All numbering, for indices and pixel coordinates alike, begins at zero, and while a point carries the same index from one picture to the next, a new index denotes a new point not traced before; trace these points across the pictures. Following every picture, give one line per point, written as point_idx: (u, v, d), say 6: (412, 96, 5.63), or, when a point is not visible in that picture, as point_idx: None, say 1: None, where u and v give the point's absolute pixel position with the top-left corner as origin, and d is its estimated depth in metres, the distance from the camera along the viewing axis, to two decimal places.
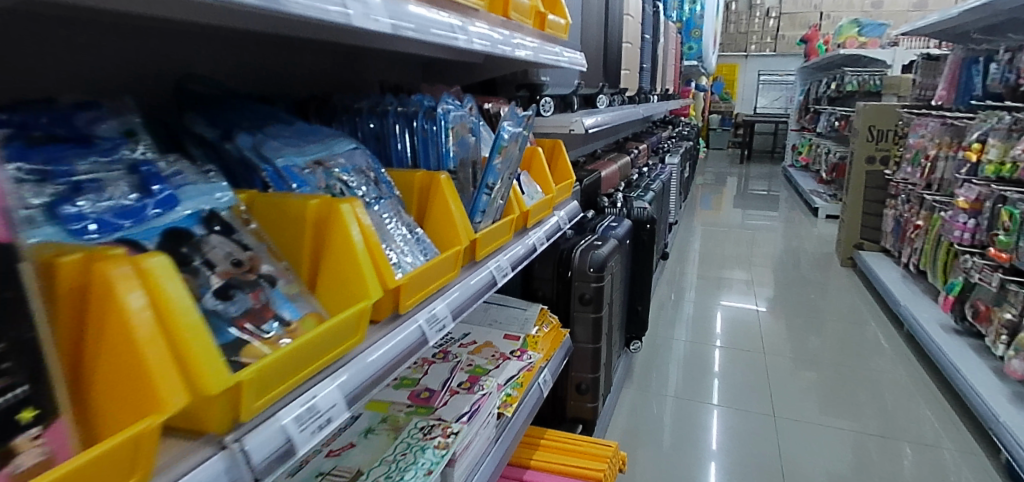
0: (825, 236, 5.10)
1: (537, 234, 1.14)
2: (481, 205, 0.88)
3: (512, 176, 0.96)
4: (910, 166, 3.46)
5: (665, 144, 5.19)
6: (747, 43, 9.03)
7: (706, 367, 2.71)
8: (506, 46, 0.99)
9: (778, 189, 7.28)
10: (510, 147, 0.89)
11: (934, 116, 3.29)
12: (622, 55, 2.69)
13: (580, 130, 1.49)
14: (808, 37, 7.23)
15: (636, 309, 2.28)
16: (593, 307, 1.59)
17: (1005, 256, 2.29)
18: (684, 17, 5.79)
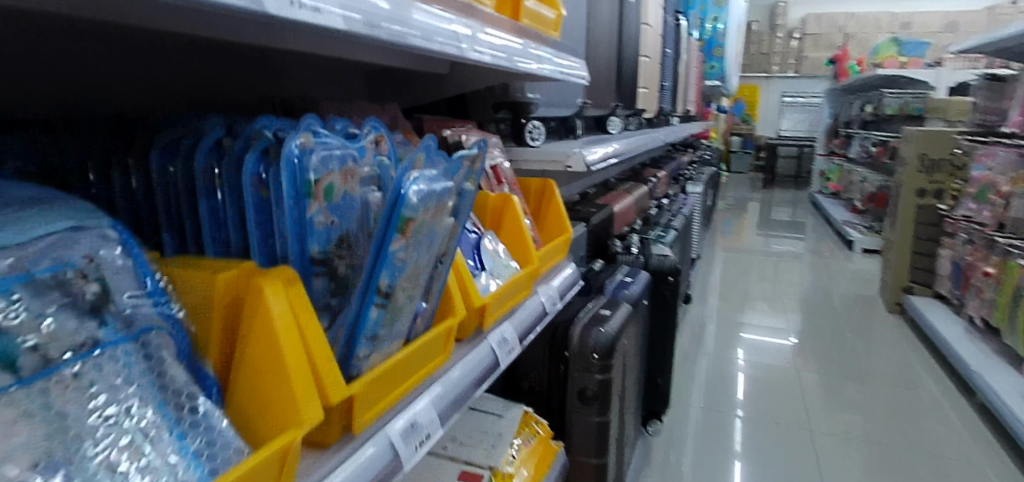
0: (863, 270, 4.60)
1: (495, 337, 0.73)
2: (369, 324, 0.47)
3: (441, 260, 0.56)
4: (973, 203, 2.98)
5: (684, 169, 4.77)
6: (770, 64, 8.59)
7: (731, 426, 2.26)
8: (456, 47, 0.60)
9: (804, 214, 6.80)
10: (428, 216, 0.48)
11: (1004, 146, 2.81)
12: (639, 71, 2.29)
13: (579, 167, 1.08)
14: (837, 58, 6.73)
15: (654, 380, 1.87)
16: (598, 408, 1.19)
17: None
18: (706, 35, 5.40)
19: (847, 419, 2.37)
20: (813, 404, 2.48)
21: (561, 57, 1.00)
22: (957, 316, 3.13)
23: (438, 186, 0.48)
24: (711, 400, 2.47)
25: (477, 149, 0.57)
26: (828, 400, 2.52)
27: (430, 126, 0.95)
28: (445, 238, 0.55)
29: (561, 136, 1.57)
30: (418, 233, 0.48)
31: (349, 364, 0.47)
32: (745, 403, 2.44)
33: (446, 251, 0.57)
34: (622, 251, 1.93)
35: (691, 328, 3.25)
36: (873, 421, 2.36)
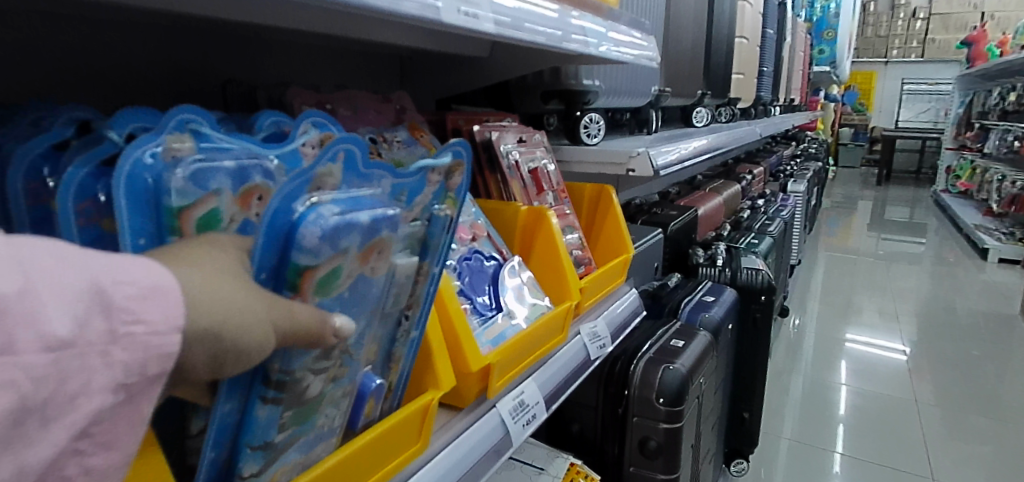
0: (999, 283, 3.91)
1: (506, 404, 0.55)
2: (257, 429, 0.33)
3: (403, 316, 0.43)
4: None
5: (786, 165, 4.31)
6: (888, 48, 7.68)
7: (828, 453, 1.93)
8: (496, 20, 0.48)
9: (927, 214, 6.02)
10: (353, 261, 0.34)
11: None
12: (733, 54, 2.01)
13: (645, 172, 0.88)
14: (973, 39, 5.84)
15: (739, 414, 1.62)
16: (663, 464, 0.98)
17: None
18: (815, 17, 4.86)
19: (973, 450, 1.98)
20: (931, 430, 2.10)
21: (622, 34, 0.79)
22: None
23: (364, 216, 0.33)
24: (807, 419, 2.14)
25: (448, 155, 0.44)
26: (948, 426, 2.13)
27: (456, 119, 0.78)
28: (403, 284, 0.41)
29: (633, 131, 1.36)
30: (324, 289, 0.33)
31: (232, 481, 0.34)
32: (846, 426, 2.10)
33: (411, 302, 0.43)
34: (704, 263, 1.70)
35: (787, 340, 2.84)
36: (1008, 457, 1.95)
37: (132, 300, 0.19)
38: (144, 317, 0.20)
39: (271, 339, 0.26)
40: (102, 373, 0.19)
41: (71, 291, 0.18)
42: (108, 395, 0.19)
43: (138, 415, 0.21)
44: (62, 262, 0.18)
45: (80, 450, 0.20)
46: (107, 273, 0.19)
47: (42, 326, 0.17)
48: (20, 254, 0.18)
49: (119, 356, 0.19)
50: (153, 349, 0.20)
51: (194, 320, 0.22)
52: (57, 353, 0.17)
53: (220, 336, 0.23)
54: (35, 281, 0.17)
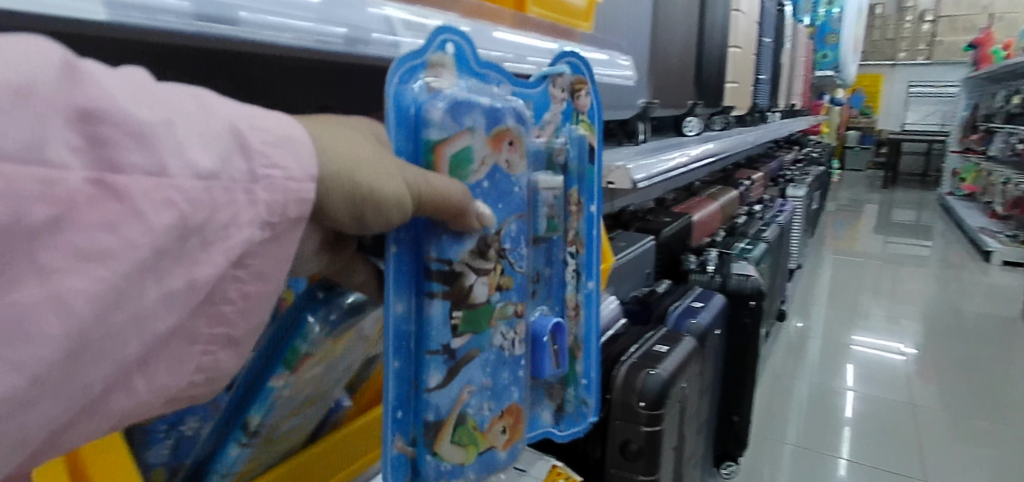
0: (1005, 286, 3.90)
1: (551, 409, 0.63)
2: (433, 328, 0.43)
3: (573, 254, 0.61)
4: None
5: (787, 169, 4.34)
6: (896, 51, 7.69)
7: (833, 464, 1.92)
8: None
9: (934, 217, 5.99)
10: (484, 146, 0.44)
11: None
12: (727, 61, 2.04)
13: (624, 184, 0.92)
14: (980, 41, 5.83)
15: (729, 418, 1.65)
16: (643, 466, 1.01)
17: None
18: (818, 21, 4.87)
19: (975, 454, 1.99)
20: (932, 435, 2.11)
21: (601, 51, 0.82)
22: None
23: (482, 101, 0.43)
24: (811, 425, 2.15)
25: (562, 68, 0.58)
26: (952, 430, 2.14)
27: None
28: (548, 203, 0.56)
29: (620, 140, 1.38)
30: (457, 169, 0.42)
31: (425, 397, 0.44)
32: (851, 433, 2.10)
33: (570, 240, 0.61)
34: (695, 269, 1.73)
35: (787, 343, 2.86)
36: (1009, 462, 1.95)
37: (264, 149, 0.28)
38: (279, 160, 0.28)
39: (404, 195, 0.33)
40: (248, 209, 0.27)
41: (217, 135, 0.26)
42: (254, 229, 0.27)
43: (281, 253, 0.29)
44: (208, 112, 0.26)
45: (237, 278, 0.28)
46: (239, 124, 0.27)
47: (188, 157, 0.24)
48: (172, 99, 0.25)
49: (260, 195, 0.27)
50: (289, 195, 0.28)
51: (324, 164, 0.30)
52: (206, 182, 0.25)
53: (353, 178, 0.31)
54: (176, 118, 0.24)
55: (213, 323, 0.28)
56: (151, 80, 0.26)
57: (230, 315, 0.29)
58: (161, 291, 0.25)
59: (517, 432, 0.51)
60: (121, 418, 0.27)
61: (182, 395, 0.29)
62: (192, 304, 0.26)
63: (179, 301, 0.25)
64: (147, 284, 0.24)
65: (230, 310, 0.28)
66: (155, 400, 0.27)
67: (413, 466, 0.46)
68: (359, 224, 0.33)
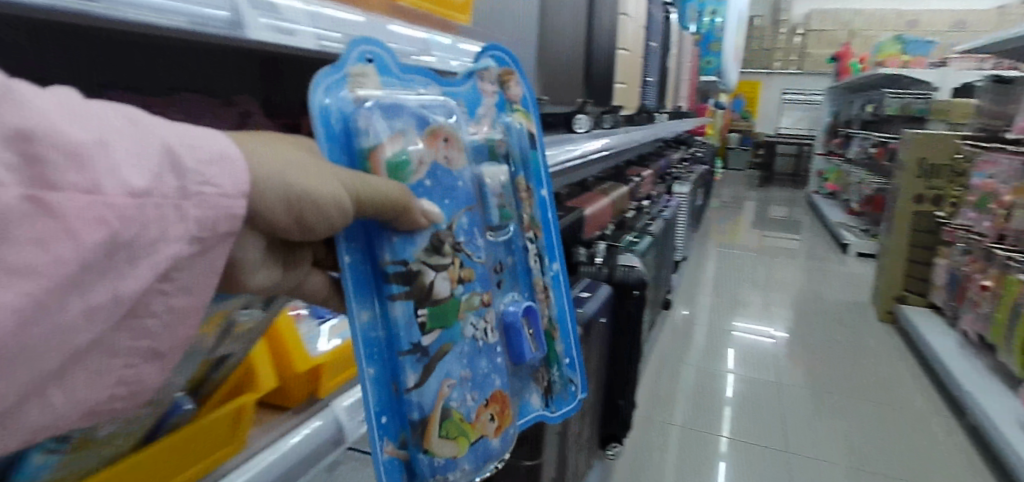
0: (857, 275, 4.40)
1: (539, 391, 0.68)
2: (399, 327, 0.47)
3: (530, 239, 0.68)
4: (976, 211, 2.69)
5: (675, 167, 4.61)
6: (771, 60, 8.38)
7: (715, 442, 2.07)
8: (320, 39, 0.52)
9: (801, 213, 6.65)
10: (420, 146, 0.48)
11: (1010, 151, 2.49)
12: (616, 63, 2.13)
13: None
14: (840, 55, 6.52)
15: (615, 402, 1.75)
16: (527, 451, 1.05)
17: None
18: (703, 30, 5.18)
19: (835, 424, 2.23)
20: (795, 409, 2.34)
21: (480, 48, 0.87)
22: (952, 329, 2.83)
23: (411, 104, 0.49)
24: (696, 407, 2.31)
25: (487, 64, 0.65)
26: (815, 404, 2.38)
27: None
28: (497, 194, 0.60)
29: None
30: (396, 172, 0.45)
31: (405, 396, 0.48)
32: (732, 413, 2.28)
33: (527, 226, 0.67)
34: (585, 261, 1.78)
35: (673, 330, 3.06)
36: (859, 429, 2.21)
37: (201, 166, 0.27)
38: (216, 176, 0.28)
39: (340, 194, 0.33)
40: (180, 225, 0.26)
41: (149, 151, 0.25)
42: (184, 244, 0.26)
43: (207, 266, 0.28)
44: (142, 128, 0.26)
45: (162, 291, 0.27)
46: (176, 141, 0.27)
47: (119, 177, 0.24)
48: (103, 115, 0.25)
49: (193, 211, 0.26)
50: (222, 210, 0.28)
51: (253, 167, 0.30)
52: (138, 200, 0.24)
53: (288, 183, 0.31)
54: (108, 137, 0.24)
55: (134, 336, 0.27)
56: (78, 96, 0.25)
57: (152, 327, 0.28)
58: (86, 305, 0.24)
59: (504, 420, 0.56)
60: (38, 430, 0.26)
61: (104, 410, 0.29)
62: (115, 317, 0.25)
63: (101, 315, 0.25)
64: (71, 297, 0.23)
65: (154, 324, 0.28)
66: (67, 416, 0.27)
67: (408, 468, 0.50)
68: (301, 229, 0.32)
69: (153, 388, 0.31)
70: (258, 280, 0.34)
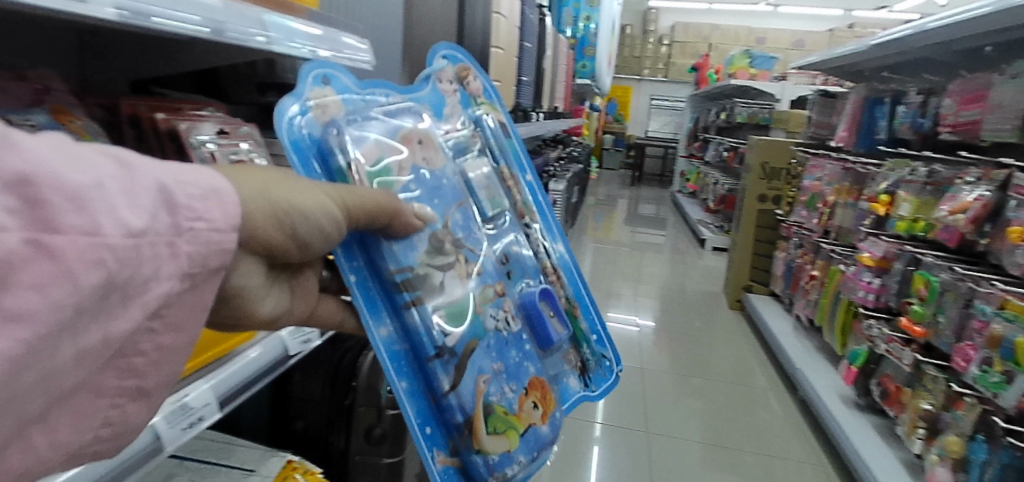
0: (712, 267, 4.89)
1: (572, 368, 0.84)
2: (420, 330, 0.63)
3: (525, 223, 0.87)
4: (806, 210, 3.09)
5: (552, 165, 4.78)
6: (639, 67, 8.93)
7: (590, 431, 2.18)
8: (119, 6, 0.50)
9: (667, 211, 7.22)
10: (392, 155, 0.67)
11: (833, 159, 2.91)
12: (493, 63, 2.18)
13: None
14: (698, 65, 7.21)
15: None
16: (388, 448, 1.10)
17: (966, 365, 1.58)
18: (577, 35, 5.39)
19: (691, 405, 2.46)
20: (659, 391, 2.56)
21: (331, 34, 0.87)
22: (789, 315, 3.24)
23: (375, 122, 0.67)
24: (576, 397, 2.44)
25: (438, 69, 0.84)
26: (676, 386, 2.63)
27: (137, 105, 0.75)
28: (485, 188, 0.79)
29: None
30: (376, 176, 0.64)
31: (445, 397, 0.63)
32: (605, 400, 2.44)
33: (521, 213, 0.87)
34: None
35: None
36: (713, 406, 2.46)
37: (193, 201, 0.30)
38: (206, 210, 0.31)
39: (324, 205, 0.43)
40: (172, 261, 0.29)
41: (145, 189, 0.28)
42: (172, 282, 0.30)
43: (197, 301, 0.33)
44: (138, 168, 0.29)
45: (152, 329, 0.31)
46: (170, 177, 0.30)
47: (116, 219, 0.26)
48: (101, 155, 0.27)
49: (185, 247, 0.30)
50: (213, 245, 0.32)
51: (242, 195, 0.35)
52: (135, 240, 0.27)
53: (270, 200, 0.38)
54: (104, 179, 0.26)
55: (121, 375, 0.31)
56: (67, 139, 0.27)
57: (139, 366, 0.32)
58: (76, 349, 0.27)
59: (545, 405, 0.72)
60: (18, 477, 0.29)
61: (86, 451, 0.32)
62: (106, 356, 0.29)
63: (91, 358, 0.28)
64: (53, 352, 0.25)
65: (140, 362, 0.31)
66: (54, 457, 0.30)
67: (465, 471, 0.65)
68: (295, 244, 0.41)
69: (136, 430, 0.35)
70: (268, 304, 0.47)
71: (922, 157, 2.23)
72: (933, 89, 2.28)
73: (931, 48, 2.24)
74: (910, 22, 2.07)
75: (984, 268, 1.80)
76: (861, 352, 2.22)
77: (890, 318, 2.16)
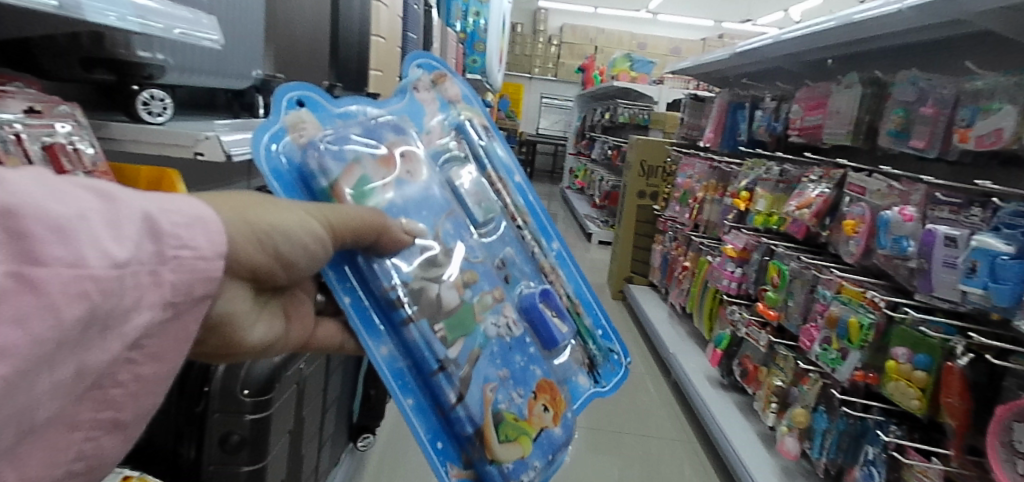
0: (598, 260, 5.12)
1: (581, 368, 0.94)
2: (422, 344, 0.74)
3: (517, 225, 0.97)
4: (678, 206, 3.33)
5: None
6: (530, 65, 9.06)
7: None
8: None
9: (556, 207, 7.44)
10: (374, 170, 0.77)
11: (702, 158, 3.15)
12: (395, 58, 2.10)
13: (215, 156, 0.79)
14: (586, 67, 7.46)
15: (367, 392, 1.77)
16: (247, 456, 1.01)
17: (810, 345, 1.78)
18: (468, 29, 5.18)
19: None
20: None
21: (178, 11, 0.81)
22: (664, 303, 3.50)
23: (356, 137, 0.79)
24: None
25: (410, 77, 0.97)
26: None
27: None
28: (475, 199, 0.90)
29: (234, 113, 1.23)
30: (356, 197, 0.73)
31: (452, 410, 0.74)
32: None
33: (513, 217, 0.97)
34: None
35: None
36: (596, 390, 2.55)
37: (176, 231, 0.38)
38: (189, 238, 0.39)
39: (296, 222, 0.54)
40: (152, 289, 0.37)
41: (127, 220, 0.36)
42: (153, 310, 0.37)
43: (171, 334, 0.40)
44: (126, 203, 0.36)
45: (130, 361, 0.38)
46: (154, 210, 0.37)
47: (101, 250, 0.33)
48: (89, 189, 0.35)
49: (167, 276, 0.37)
50: (195, 274, 0.39)
51: (231, 228, 0.46)
52: (120, 270, 0.34)
53: (254, 224, 0.48)
54: (87, 213, 0.33)
55: (97, 409, 0.37)
56: (49, 175, 0.34)
57: (114, 402, 0.38)
58: (53, 380, 0.33)
59: (554, 407, 0.83)
60: None
61: None
62: (83, 384, 0.35)
63: (68, 387, 0.34)
64: (41, 374, 0.32)
65: (118, 392, 0.38)
66: None
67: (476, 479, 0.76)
68: (276, 264, 0.52)
69: (105, 464, 0.40)
70: (254, 334, 0.58)
71: (776, 157, 2.48)
72: (784, 96, 2.53)
73: (781, 60, 2.49)
74: (769, 33, 2.31)
75: (825, 257, 2.04)
76: (725, 335, 2.42)
77: (749, 303, 2.41)
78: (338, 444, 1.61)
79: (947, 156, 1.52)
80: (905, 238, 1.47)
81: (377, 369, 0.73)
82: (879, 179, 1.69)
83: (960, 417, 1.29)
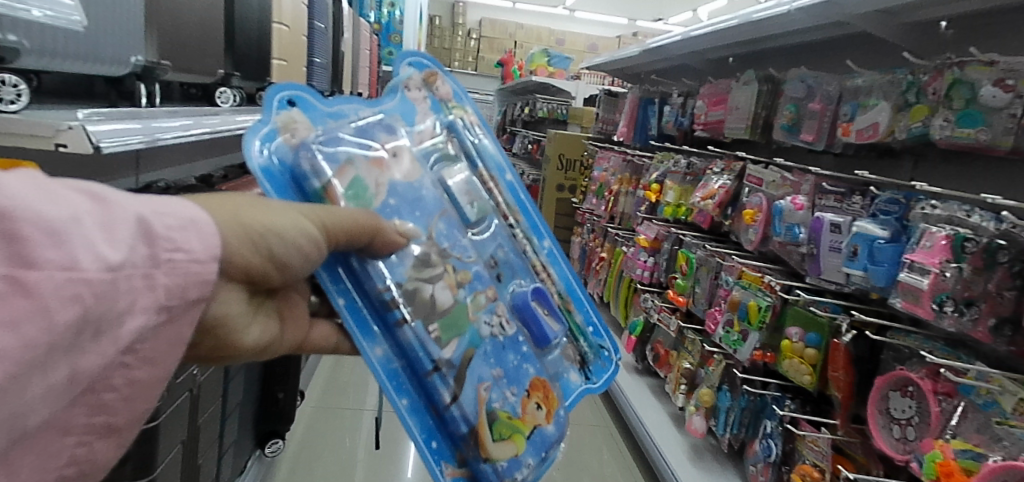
0: None
1: (572, 365, 0.95)
2: (416, 345, 0.76)
3: (511, 223, 0.96)
4: (595, 198, 3.40)
5: None
6: (450, 59, 8.81)
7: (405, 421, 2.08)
8: None
9: None
10: (371, 174, 0.79)
11: (616, 152, 3.25)
12: (300, 49, 2.01)
13: (81, 149, 0.64)
14: (505, 62, 7.48)
15: (274, 395, 1.70)
16: (132, 470, 0.92)
17: (714, 328, 1.90)
18: (382, 20, 5.02)
19: None
20: None
21: None
22: None
23: (348, 140, 0.80)
24: None
25: (402, 75, 0.96)
26: None
27: None
28: (468, 198, 0.89)
29: (111, 102, 1.07)
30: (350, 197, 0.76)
31: (444, 409, 0.76)
32: None
33: (506, 215, 0.96)
34: None
35: None
36: None
37: (168, 233, 0.38)
38: (181, 241, 0.39)
39: (291, 224, 0.56)
40: (148, 291, 0.36)
41: (120, 221, 0.35)
42: (146, 313, 0.37)
43: (167, 339, 0.39)
44: (117, 205, 0.36)
45: (124, 365, 0.37)
46: (147, 213, 0.37)
47: (95, 253, 0.33)
48: (83, 190, 0.35)
49: (161, 278, 0.37)
50: (191, 277, 0.39)
51: (226, 232, 0.48)
52: (114, 273, 0.34)
53: (245, 224, 0.50)
54: (80, 216, 0.33)
55: (88, 415, 0.38)
56: (44, 176, 0.34)
57: (106, 408, 0.38)
58: (44, 386, 0.33)
59: (547, 405, 0.84)
60: None
61: None
62: (73, 390, 0.35)
63: (58, 394, 0.34)
64: (33, 378, 0.31)
65: (111, 397, 0.38)
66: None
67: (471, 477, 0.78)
68: (273, 265, 0.54)
69: (96, 466, 0.41)
70: (249, 335, 0.61)
71: (683, 151, 2.61)
72: (690, 92, 2.66)
73: (688, 57, 2.62)
74: (677, 30, 2.40)
75: (729, 246, 2.16)
76: (638, 323, 2.48)
77: (661, 291, 2.52)
78: (241, 449, 1.57)
79: (832, 149, 1.65)
80: (798, 226, 1.60)
81: (372, 371, 0.74)
82: (774, 171, 1.83)
83: (845, 390, 1.41)
